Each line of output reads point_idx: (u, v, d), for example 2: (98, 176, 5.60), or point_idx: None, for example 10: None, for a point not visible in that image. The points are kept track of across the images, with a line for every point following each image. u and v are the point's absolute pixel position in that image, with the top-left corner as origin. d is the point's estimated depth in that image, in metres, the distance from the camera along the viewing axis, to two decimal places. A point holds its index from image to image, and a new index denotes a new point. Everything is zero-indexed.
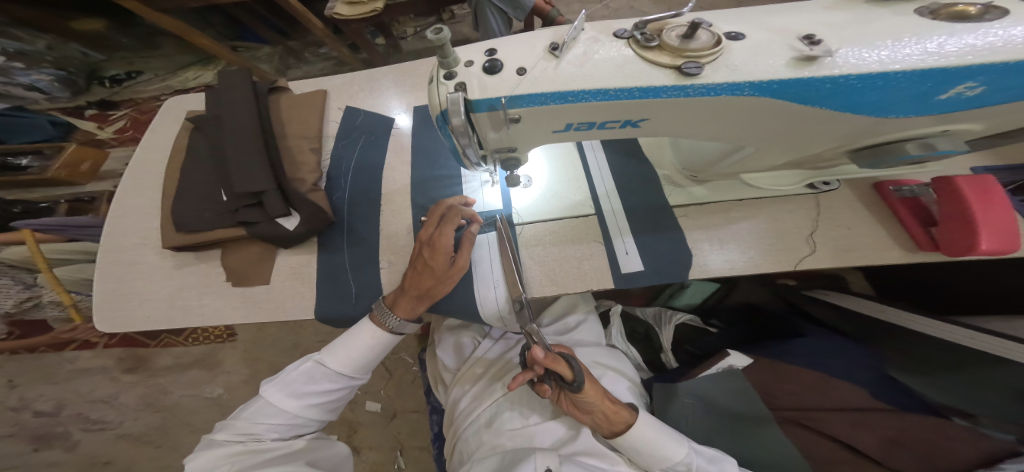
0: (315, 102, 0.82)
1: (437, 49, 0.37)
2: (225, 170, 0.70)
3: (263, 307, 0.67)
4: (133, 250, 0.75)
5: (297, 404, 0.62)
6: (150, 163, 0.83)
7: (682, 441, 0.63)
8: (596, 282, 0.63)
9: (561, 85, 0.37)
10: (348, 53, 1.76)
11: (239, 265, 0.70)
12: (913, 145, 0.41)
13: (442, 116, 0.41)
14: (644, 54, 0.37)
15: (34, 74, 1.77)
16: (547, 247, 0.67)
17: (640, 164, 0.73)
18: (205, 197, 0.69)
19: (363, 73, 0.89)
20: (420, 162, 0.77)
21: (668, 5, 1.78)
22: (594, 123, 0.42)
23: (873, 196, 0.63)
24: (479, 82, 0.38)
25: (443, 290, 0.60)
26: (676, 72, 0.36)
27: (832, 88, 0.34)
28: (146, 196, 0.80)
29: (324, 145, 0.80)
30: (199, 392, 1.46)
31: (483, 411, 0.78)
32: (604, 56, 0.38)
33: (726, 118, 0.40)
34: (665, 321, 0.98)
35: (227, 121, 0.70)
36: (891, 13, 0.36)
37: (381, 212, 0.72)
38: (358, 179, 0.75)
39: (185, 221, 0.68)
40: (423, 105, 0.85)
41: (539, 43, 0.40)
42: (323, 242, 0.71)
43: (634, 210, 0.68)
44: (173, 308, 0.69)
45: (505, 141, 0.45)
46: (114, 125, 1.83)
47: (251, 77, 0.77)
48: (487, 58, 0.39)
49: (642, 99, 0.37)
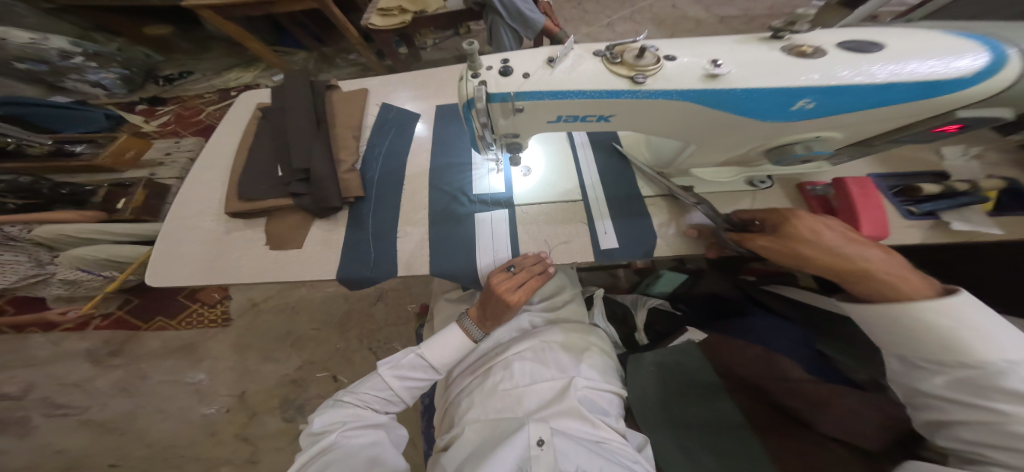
0: (358, 98, 0.98)
1: (468, 56, 0.53)
2: (284, 151, 0.86)
3: (297, 266, 0.78)
4: (195, 218, 0.86)
5: (399, 384, 0.78)
6: (215, 146, 0.98)
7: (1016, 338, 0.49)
8: (580, 255, 0.77)
9: (550, 87, 0.53)
10: (376, 60, 1.93)
11: (278, 231, 0.82)
12: (801, 147, 0.56)
13: (467, 104, 0.56)
14: (610, 67, 0.52)
15: (103, 73, 1.97)
16: (540, 224, 0.81)
17: (620, 163, 0.88)
18: (265, 174, 0.85)
19: (398, 77, 1.07)
20: (438, 151, 0.92)
21: (672, 32, 1.95)
22: (577, 117, 0.57)
23: (795, 193, 0.76)
24: (496, 81, 0.54)
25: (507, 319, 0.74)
26: (630, 81, 0.51)
27: (726, 98, 0.50)
28: (207, 173, 0.93)
29: (362, 134, 0.95)
30: (180, 378, 1.55)
31: (478, 378, 0.91)
32: (584, 67, 0.53)
33: (675, 118, 0.55)
34: (639, 304, 1.17)
35: (291, 113, 0.87)
36: (768, 48, 0.51)
37: (403, 189, 0.87)
38: (387, 163, 0.91)
39: (248, 192, 0.82)
40: (443, 106, 1.01)
41: (540, 56, 0.55)
42: (352, 213, 0.85)
43: (613, 199, 0.83)
44: (216, 267, 0.79)
45: (511, 128, 0.60)
46: (158, 120, 2.00)
47: (310, 76, 0.94)
48: (502, 64, 0.55)
49: (608, 99, 0.53)
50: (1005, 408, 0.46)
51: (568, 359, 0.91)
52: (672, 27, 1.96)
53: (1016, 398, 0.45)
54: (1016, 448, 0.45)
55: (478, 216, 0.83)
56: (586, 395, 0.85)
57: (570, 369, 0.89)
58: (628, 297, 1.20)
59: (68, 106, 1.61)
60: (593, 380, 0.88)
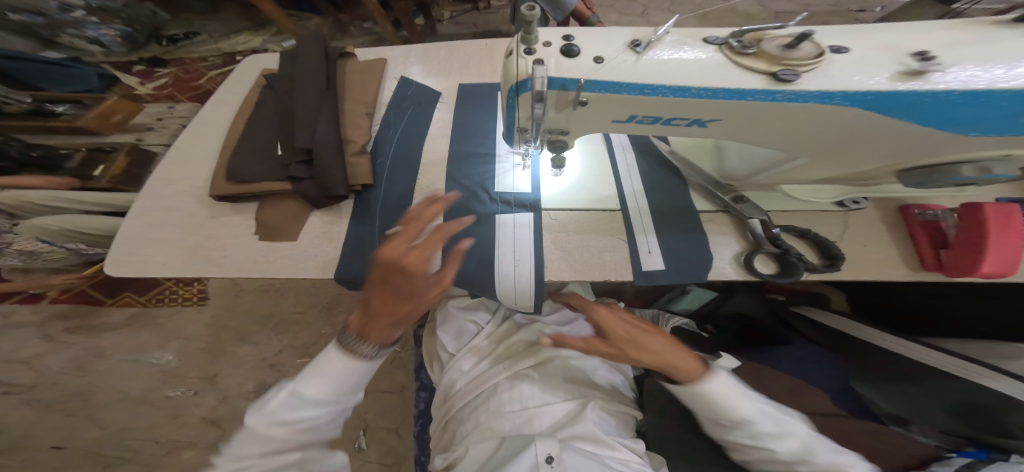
0: (375, 69, 0.86)
1: (522, 24, 0.41)
2: (287, 127, 0.74)
3: (286, 265, 0.67)
4: (174, 198, 0.74)
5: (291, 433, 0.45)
6: (213, 115, 0.86)
7: (759, 396, 0.54)
8: (615, 272, 0.67)
9: (635, 78, 0.41)
10: (391, 30, 1.77)
11: (272, 222, 0.70)
12: (968, 168, 0.45)
13: (517, 88, 0.44)
14: (740, 60, 0.40)
15: (103, 29, 1.85)
16: (571, 234, 0.70)
17: (666, 170, 0.76)
18: (261, 150, 0.72)
19: (420, 48, 0.94)
20: (459, 137, 0.80)
21: (716, 24, 1.74)
22: (659, 119, 0.45)
23: (897, 218, 0.73)
24: (556, 62, 0.42)
25: (416, 310, 0.48)
26: (769, 78, 0.39)
27: (928, 102, 0.38)
28: (199, 147, 0.81)
29: (376, 111, 0.84)
30: (145, 357, 1.52)
31: (482, 393, 0.83)
32: (693, 57, 0.41)
33: (800, 124, 0.43)
34: (661, 323, 1.01)
35: (302, 83, 0.75)
36: (1017, 34, 0.40)
37: (419, 179, 0.75)
38: (402, 146, 0.79)
39: (239, 172, 0.70)
40: (467, 85, 0.88)
41: (619, 38, 0.44)
42: (359, 202, 0.72)
43: (658, 211, 0.72)
44: (196, 259, 0.67)
45: (560, 123, 0.48)
46: (156, 82, 1.81)
47: (324, 40, 0.82)
48: (564, 42, 0.43)
49: (724, 100, 0.41)
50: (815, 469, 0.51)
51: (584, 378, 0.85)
52: (717, 19, 1.75)
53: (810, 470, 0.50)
54: None
55: (499, 218, 0.72)
56: (606, 419, 0.78)
57: (587, 389, 0.83)
58: (647, 312, 1.06)
59: (58, 62, 1.43)
60: (613, 403, 0.82)
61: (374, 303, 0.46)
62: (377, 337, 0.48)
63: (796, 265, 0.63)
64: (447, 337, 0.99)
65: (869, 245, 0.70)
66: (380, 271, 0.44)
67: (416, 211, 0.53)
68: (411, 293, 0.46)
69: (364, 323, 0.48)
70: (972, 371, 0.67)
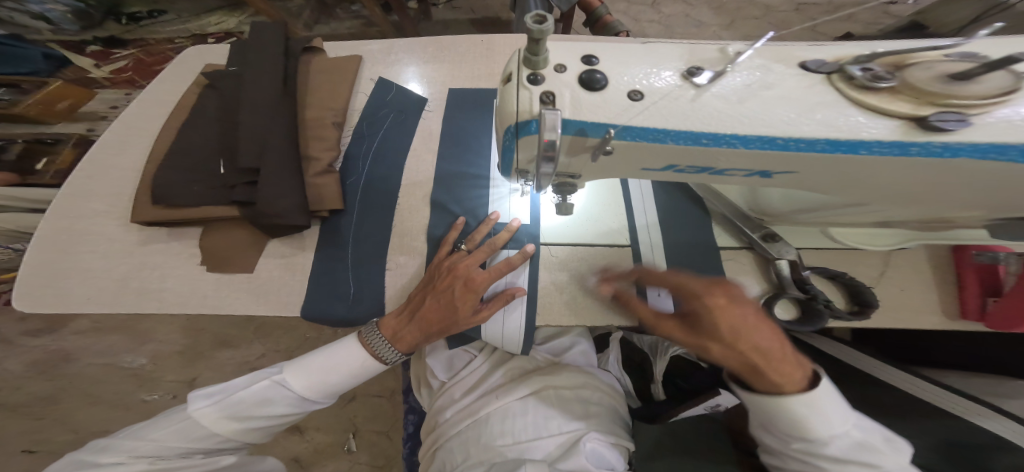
0: (349, 68, 0.74)
1: (527, 43, 0.31)
2: (230, 137, 0.61)
3: (242, 298, 0.59)
4: (99, 218, 0.63)
5: (240, 426, 0.54)
6: (139, 117, 0.73)
7: (844, 405, 0.42)
8: (616, 317, 0.60)
9: (691, 123, 0.31)
10: (381, 15, 1.57)
11: (221, 250, 0.61)
12: None
13: (524, 126, 0.34)
14: (869, 100, 0.30)
15: (48, 3, 1.59)
16: (573, 273, 0.62)
17: (687, 199, 0.68)
18: (199, 167, 0.60)
19: (401, 42, 0.82)
20: (447, 154, 0.70)
21: (733, 19, 1.56)
22: (709, 169, 0.36)
23: (943, 259, 0.64)
24: (572, 96, 0.32)
25: (454, 330, 0.58)
26: (911, 124, 0.29)
27: None
28: (124, 157, 0.69)
29: (347, 120, 0.72)
30: (116, 361, 1.38)
31: (470, 427, 0.74)
32: (780, 93, 0.31)
33: (893, 180, 0.34)
34: (659, 352, 0.93)
35: (248, 83, 0.62)
36: None
37: (399, 205, 0.65)
38: (378, 163, 0.69)
39: (168, 193, 0.59)
40: (455, 88, 0.77)
41: (666, 64, 0.34)
42: (328, 231, 0.64)
43: (674, 248, 0.64)
44: (126, 291, 0.58)
45: (572, 167, 0.39)
46: (112, 65, 1.57)
47: (286, 32, 0.70)
48: (584, 67, 0.33)
49: (825, 154, 0.30)
50: None
51: (580, 406, 0.75)
52: (733, 13, 1.57)
53: None
54: None
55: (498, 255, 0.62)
56: (600, 455, 0.69)
57: (581, 417, 0.74)
58: (645, 340, 0.97)
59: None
60: (611, 435, 0.73)
61: (419, 314, 0.56)
62: (404, 342, 0.57)
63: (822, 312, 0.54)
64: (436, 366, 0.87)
65: (902, 292, 0.62)
66: (446, 292, 0.55)
67: (471, 238, 0.61)
68: (456, 317, 0.56)
69: (402, 326, 0.57)
70: (965, 409, 0.58)
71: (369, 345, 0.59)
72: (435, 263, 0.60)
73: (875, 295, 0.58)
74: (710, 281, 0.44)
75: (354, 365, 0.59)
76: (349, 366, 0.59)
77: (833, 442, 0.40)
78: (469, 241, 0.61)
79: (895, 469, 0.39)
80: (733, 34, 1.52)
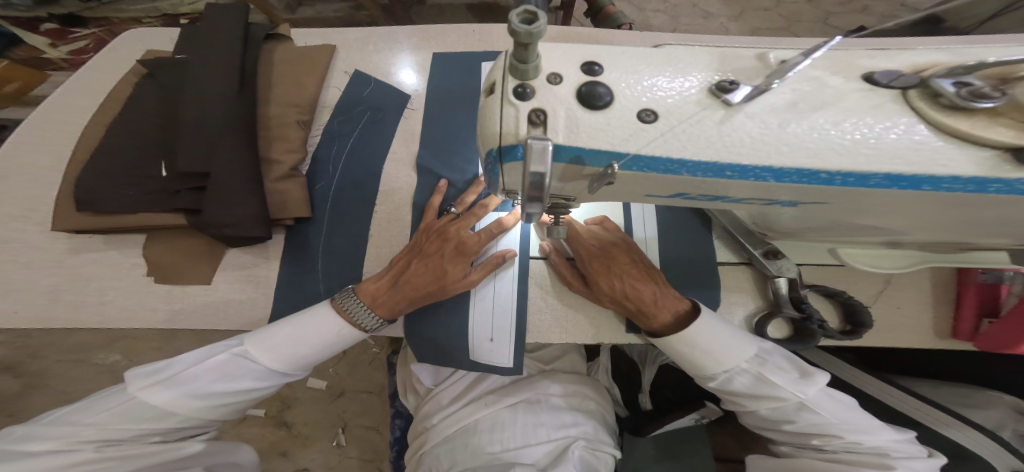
0: (318, 58, 0.67)
1: (513, 48, 0.25)
2: (170, 137, 0.55)
3: (196, 313, 0.55)
4: (37, 224, 0.59)
5: (200, 404, 0.46)
6: (66, 110, 0.66)
7: (746, 342, 0.50)
8: (609, 335, 0.58)
9: (718, 153, 0.26)
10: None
11: (171, 259, 0.57)
12: None
13: (510, 149, 0.28)
14: (956, 125, 0.24)
15: None
16: (562, 289, 0.60)
17: (692, 211, 0.64)
18: (144, 170, 0.54)
19: (381, 29, 0.74)
20: (430, 157, 0.63)
21: (742, 9, 1.48)
22: (722, 197, 0.33)
23: (948, 274, 0.59)
24: (568, 117, 0.27)
25: (441, 295, 0.53)
26: (1003, 155, 0.24)
27: None
28: (62, 157, 0.63)
29: (315, 117, 0.66)
30: (85, 358, 1.24)
31: (456, 437, 0.70)
32: (836, 113, 0.26)
33: (930, 211, 0.30)
34: (649, 359, 0.89)
35: (196, 76, 0.55)
36: None
37: (373, 212, 0.60)
38: (349, 167, 0.63)
39: (92, 199, 0.53)
40: (436, 82, 0.69)
41: (691, 77, 0.28)
42: (294, 240, 0.59)
43: (671, 265, 0.61)
44: (59, 305, 0.55)
45: (567, 192, 0.35)
46: (71, 45, 1.33)
47: (244, 17, 0.63)
48: (584, 77, 0.28)
49: (880, 188, 0.26)
50: (798, 420, 0.48)
51: (569, 413, 0.71)
52: (741, 2, 1.49)
53: (813, 426, 0.48)
54: (777, 428, 0.51)
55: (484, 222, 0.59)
56: (590, 465, 0.66)
57: (571, 423, 0.70)
58: (635, 347, 0.93)
59: None
60: (599, 441, 0.69)
61: (403, 278, 0.51)
62: (385, 308, 0.52)
63: (813, 331, 0.54)
64: (423, 373, 0.80)
65: (901, 313, 0.58)
66: (434, 255, 0.52)
67: (463, 201, 0.57)
68: (445, 280, 0.52)
69: (382, 292, 0.52)
70: (931, 418, 0.59)
71: (345, 311, 0.52)
72: (422, 228, 0.56)
73: (870, 315, 0.54)
74: (603, 244, 0.56)
75: (328, 336, 0.52)
76: (324, 335, 0.52)
77: (735, 378, 0.50)
78: (459, 203, 0.58)
79: (788, 387, 0.48)
80: (741, 26, 1.45)
